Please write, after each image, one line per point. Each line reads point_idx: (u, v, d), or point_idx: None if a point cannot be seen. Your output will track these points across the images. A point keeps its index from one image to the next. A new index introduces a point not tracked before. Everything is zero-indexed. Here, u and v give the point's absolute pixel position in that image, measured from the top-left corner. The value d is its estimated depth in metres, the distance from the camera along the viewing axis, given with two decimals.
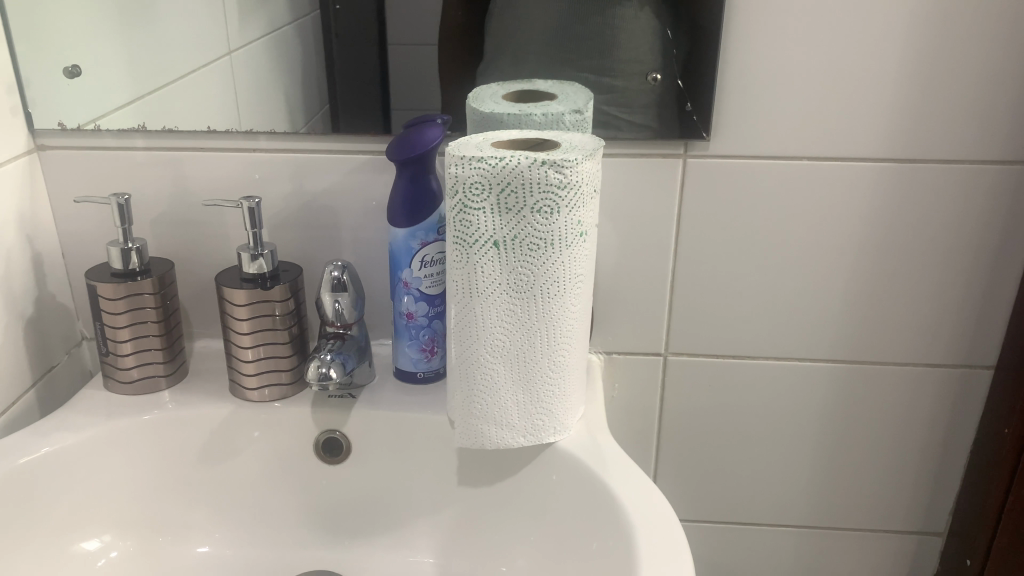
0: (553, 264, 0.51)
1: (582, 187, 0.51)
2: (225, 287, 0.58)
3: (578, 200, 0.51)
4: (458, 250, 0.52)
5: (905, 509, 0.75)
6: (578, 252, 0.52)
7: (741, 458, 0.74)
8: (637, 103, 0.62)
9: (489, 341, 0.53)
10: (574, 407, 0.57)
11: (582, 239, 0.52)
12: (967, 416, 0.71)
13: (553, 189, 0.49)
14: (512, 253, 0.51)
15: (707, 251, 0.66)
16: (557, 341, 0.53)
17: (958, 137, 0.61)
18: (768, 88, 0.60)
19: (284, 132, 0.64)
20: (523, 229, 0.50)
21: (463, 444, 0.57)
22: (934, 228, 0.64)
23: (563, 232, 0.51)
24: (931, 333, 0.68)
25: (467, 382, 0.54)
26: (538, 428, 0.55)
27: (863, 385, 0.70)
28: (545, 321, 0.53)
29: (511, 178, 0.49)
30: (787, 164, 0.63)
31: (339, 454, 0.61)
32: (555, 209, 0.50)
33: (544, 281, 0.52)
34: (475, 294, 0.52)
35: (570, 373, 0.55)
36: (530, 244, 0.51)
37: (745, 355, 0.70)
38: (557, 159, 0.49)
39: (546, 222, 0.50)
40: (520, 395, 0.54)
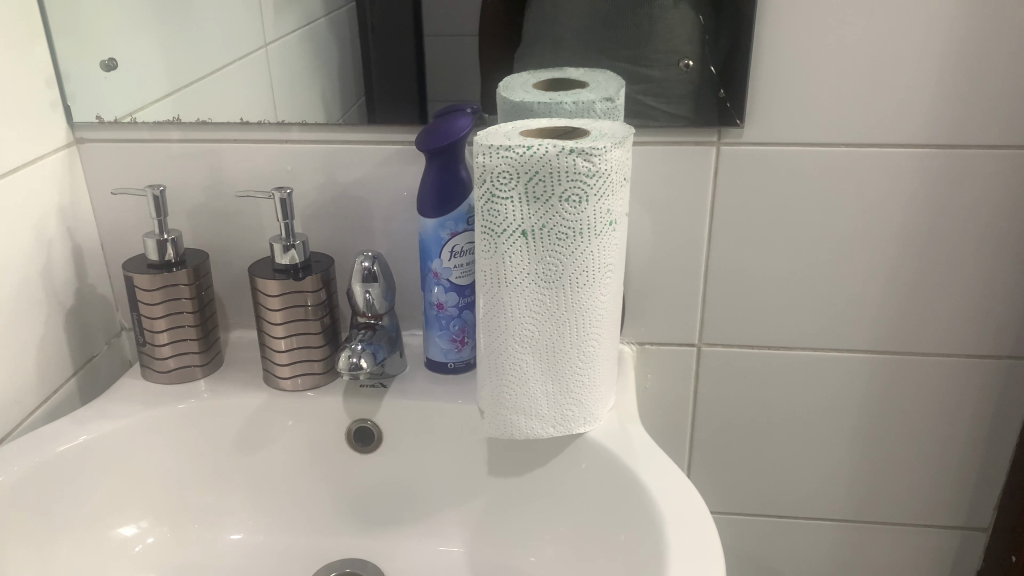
0: (582, 254, 0.51)
1: (611, 175, 0.50)
2: (257, 278, 0.59)
3: (606, 189, 0.50)
4: (485, 240, 0.52)
5: (946, 504, 0.74)
6: (607, 242, 0.52)
7: (776, 450, 0.73)
8: (667, 92, 0.61)
9: (518, 331, 0.53)
10: (603, 398, 0.56)
11: (611, 228, 0.52)
12: (1012, 408, 0.69)
13: (582, 177, 0.49)
14: (541, 243, 0.50)
15: (741, 240, 0.65)
16: (586, 331, 0.53)
17: (1003, 122, 0.59)
18: (804, 72, 0.59)
19: (315, 123, 0.64)
20: (551, 218, 0.50)
21: (492, 435, 0.56)
22: (978, 215, 0.62)
23: (592, 221, 0.50)
24: (974, 323, 0.66)
25: (496, 373, 0.54)
26: (567, 419, 0.55)
27: (902, 377, 0.69)
28: (574, 311, 0.52)
29: (539, 167, 0.49)
30: (823, 151, 0.61)
31: (371, 443, 0.61)
32: (584, 198, 0.49)
33: (573, 270, 0.51)
34: (503, 284, 0.52)
35: (599, 363, 0.55)
36: (559, 233, 0.50)
37: (781, 346, 0.69)
38: (585, 147, 0.48)
39: (575, 211, 0.50)
40: (548, 385, 0.54)
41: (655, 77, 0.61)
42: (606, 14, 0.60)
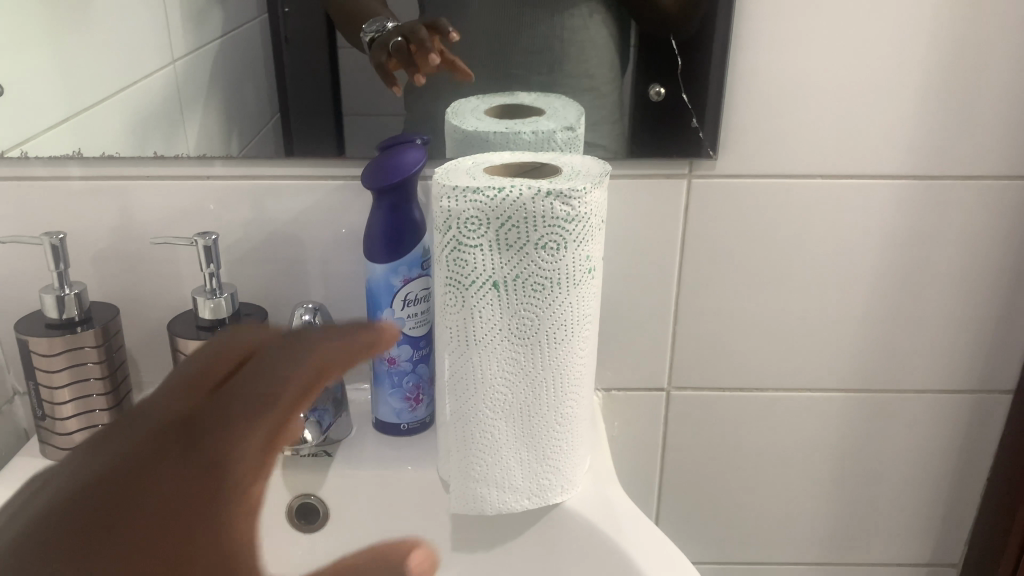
0: (560, 307, 0.45)
1: (590, 218, 0.44)
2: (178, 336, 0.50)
3: (585, 234, 0.44)
4: (451, 294, 0.46)
5: (916, 542, 0.71)
6: (585, 292, 0.46)
7: (746, 494, 0.70)
8: (633, 120, 0.56)
9: (488, 396, 0.47)
10: (579, 461, 0.51)
11: (590, 276, 0.46)
12: (984, 443, 0.67)
13: (560, 223, 0.43)
14: (514, 296, 0.44)
15: (712, 278, 0.61)
16: (564, 392, 0.47)
17: (981, 153, 0.57)
18: (778, 102, 0.55)
19: (236, 156, 0.57)
20: (526, 268, 0.44)
21: (459, 509, 0.50)
22: (954, 248, 0.60)
23: (570, 270, 0.45)
24: (948, 357, 0.64)
25: (463, 442, 0.48)
26: (543, 488, 0.49)
27: (873, 415, 0.66)
28: (551, 371, 0.46)
29: (513, 212, 0.43)
30: (798, 183, 0.58)
31: (316, 520, 0.54)
32: (562, 245, 0.44)
33: (549, 326, 0.45)
34: (471, 343, 0.46)
35: (576, 425, 0.49)
36: (534, 285, 0.44)
37: (751, 388, 0.65)
38: (563, 189, 0.43)
39: (552, 260, 0.44)
40: (522, 453, 0.48)
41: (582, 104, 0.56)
42: (568, 38, 0.55)
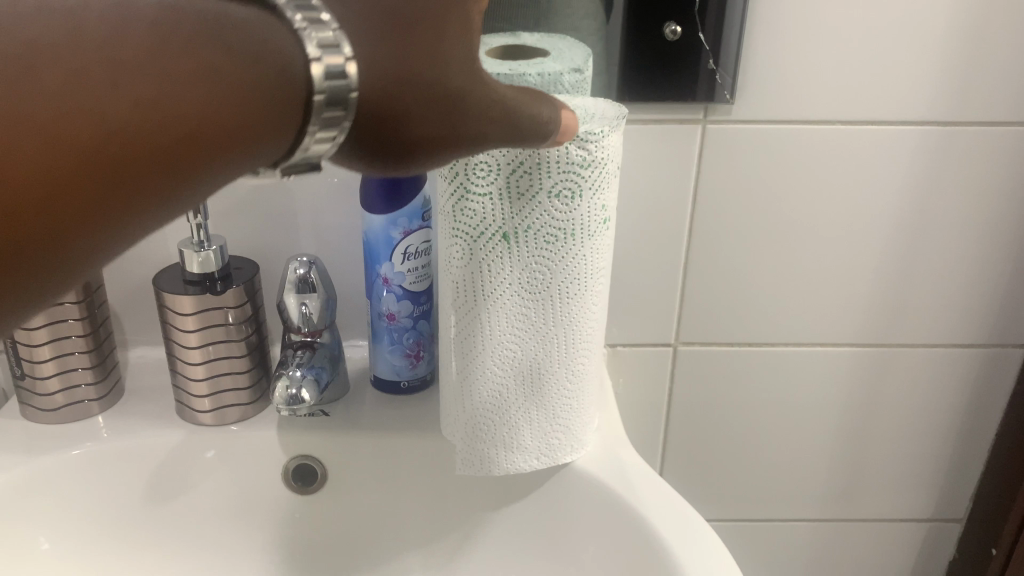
0: (574, 259, 0.42)
1: (607, 164, 0.41)
2: (166, 292, 0.48)
3: (602, 181, 0.41)
4: (458, 246, 0.43)
5: (922, 498, 0.71)
6: (598, 244, 0.43)
7: (752, 450, 0.68)
8: (649, 60, 0.52)
9: (497, 354, 0.44)
10: (589, 422, 0.49)
11: (605, 226, 0.43)
12: (996, 398, 0.66)
13: (575, 168, 0.40)
14: (525, 248, 0.42)
15: (725, 230, 0.58)
16: (576, 349, 0.45)
17: (1009, 98, 0.54)
18: (799, 44, 0.52)
19: None
20: (538, 218, 0.41)
21: (465, 470, 0.48)
22: (975, 198, 0.58)
23: (585, 220, 0.42)
24: (963, 311, 0.62)
25: (470, 400, 0.46)
26: (553, 448, 0.47)
27: (883, 371, 0.65)
28: (564, 326, 0.44)
29: (526, 158, 0.40)
30: (816, 129, 0.55)
31: (313, 483, 0.52)
32: (577, 193, 0.41)
33: (562, 280, 0.43)
34: (480, 297, 0.43)
35: (587, 383, 0.47)
36: (546, 236, 0.41)
37: (761, 343, 0.63)
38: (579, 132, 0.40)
39: (566, 209, 0.41)
40: (533, 413, 0.46)
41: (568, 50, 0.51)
42: None
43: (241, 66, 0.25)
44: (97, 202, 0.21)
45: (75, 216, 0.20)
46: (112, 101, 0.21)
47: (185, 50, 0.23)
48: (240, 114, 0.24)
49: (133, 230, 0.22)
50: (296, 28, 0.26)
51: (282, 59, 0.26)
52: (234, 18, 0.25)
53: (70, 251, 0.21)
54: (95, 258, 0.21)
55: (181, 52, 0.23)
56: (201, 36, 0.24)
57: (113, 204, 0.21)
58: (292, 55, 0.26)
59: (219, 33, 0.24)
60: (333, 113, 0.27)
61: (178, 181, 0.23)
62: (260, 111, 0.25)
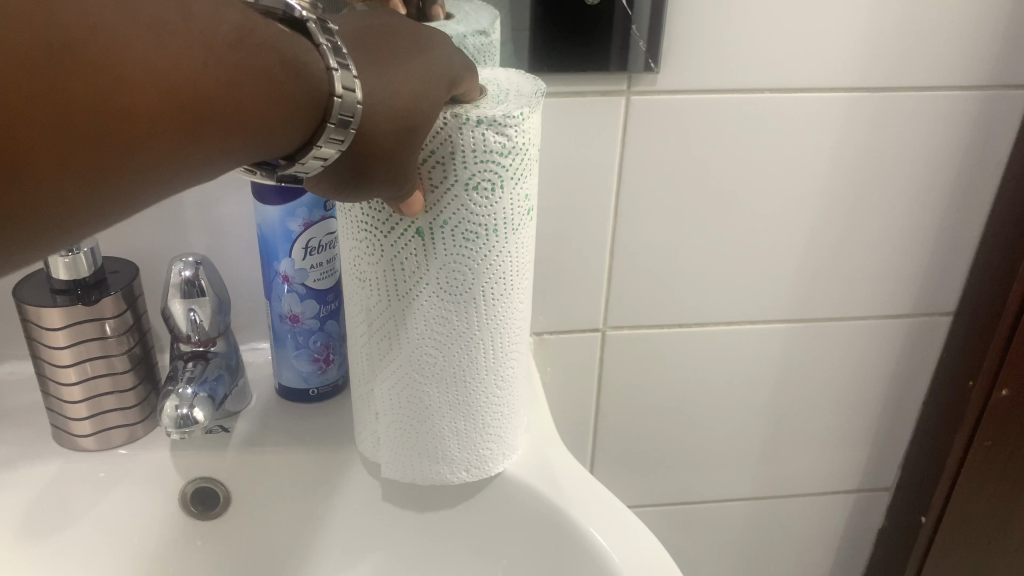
0: (498, 256, 0.38)
1: (529, 148, 0.36)
2: (28, 306, 0.42)
3: (523, 169, 0.37)
4: (371, 241, 0.37)
5: (854, 470, 0.70)
6: (520, 236, 0.38)
7: (685, 434, 0.66)
8: (568, 26, 0.48)
9: (416, 362, 0.39)
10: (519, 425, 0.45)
11: (528, 216, 0.39)
12: (924, 367, 0.65)
13: (494, 157, 0.35)
14: (444, 246, 0.36)
15: (653, 209, 0.55)
16: (503, 352, 0.41)
17: (936, 61, 0.53)
18: (729, 6, 0.49)
19: None
20: (456, 212, 0.36)
21: (387, 484, 0.44)
22: (903, 166, 0.56)
23: (508, 213, 0.37)
24: (892, 282, 0.61)
25: (391, 410, 0.41)
26: (482, 459, 0.43)
27: (815, 346, 0.63)
28: (489, 329, 0.39)
29: (438, 146, 0.34)
30: (744, 99, 0.52)
31: (215, 507, 0.47)
32: (499, 185, 0.36)
33: (486, 278, 0.38)
34: (396, 299, 0.38)
35: (516, 385, 0.43)
36: (467, 232, 0.36)
37: (692, 324, 0.61)
38: (498, 115, 0.34)
39: (487, 203, 0.36)
40: (459, 425, 0.41)
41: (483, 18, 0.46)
42: None
43: (296, 61, 0.28)
44: (146, 141, 0.24)
45: (128, 144, 0.23)
46: (180, 70, 0.24)
47: (258, 44, 0.27)
48: (281, 107, 0.28)
49: (165, 175, 0.25)
50: (329, 67, 0.29)
51: (317, 74, 0.29)
52: (288, 32, 0.29)
53: (135, 167, 0.24)
54: (128, 185, 0.24)
55: (249, 49, 0.27)
56: (267, 44, 0.27)
57: (170, 137, 0.24)
58: (322, 75, 0.29)
59: (279, 42, 0.28)
60: (335, 139, 0.30)
61: (212, 146, 0.26)
62: (296, 103, 0.28)
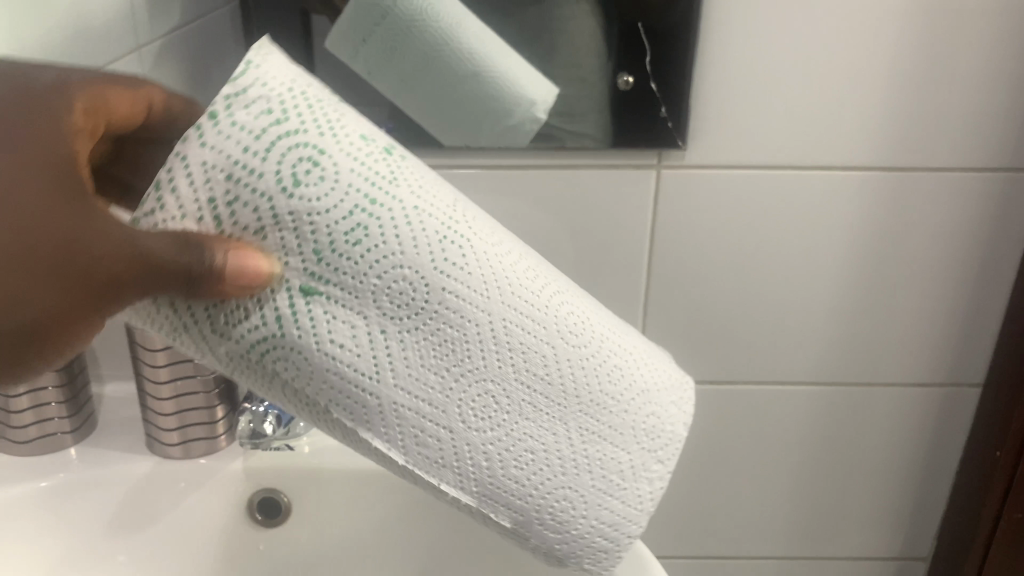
0: (409, 215, 0.32)
1: (309, 96, 0.32)
2: (136, 331, 0.50)
3: (335, 117, 0.32)
4: (277, 362, 0.33)
5: (889, 536, 0.72)
6: (410, 172, 0.33)
7: (717, 489, 0.69)
8: (612, 108, 0.55)
9: (467, 414, 0.34)
10: (645, 368, 0.37)
11: (391, 156, 0.33)
12: (954, 436, 0.67)
13: (280, 137, 0.31)
14: (364, 260, 0.31)
15: (683, 272, 0.60)
16: (540, 315, 0.34)
17: (952, 144, 0.57)
18: (750, 92, 0.55)
19: None
20: (318, 224, 0.31)
21: (601, 555, 0.37)
22: (924, 241, 0.60)
23: (364, 167, 0.32)
24: (918, 351, 0.64)
25: (514, 492, 0.35)
26: (635, 435, 0.36)
27: (845, 409, 0.66)
28: (498, 308, 0.33)
29: (214, 182, 0.31)
30: (766, 174, 0.57)
31: (277, 515, 0.54)
32: (318, 152, 0.31)
33: (425, 246, 0.32)
34: (376, 375, 0.33)
35: (595, 329, 0.36)
36: (358, 229, 0.31)
37: (721, 382, 0.65)
38: (220, 106, 0.31)
39: (325, 182, 0.31)
40: (588, 417, 0.35)
41: (573, 94, 0.55)
42: (557, 29, 0.53)
43: None
44: None
45: None
46: None
47: None
48: None
49: None
50: None
51: None
52: None
53: None
54: None
55: None
56: None
57: None
58: None
59: None
60: None
61: None
62: None
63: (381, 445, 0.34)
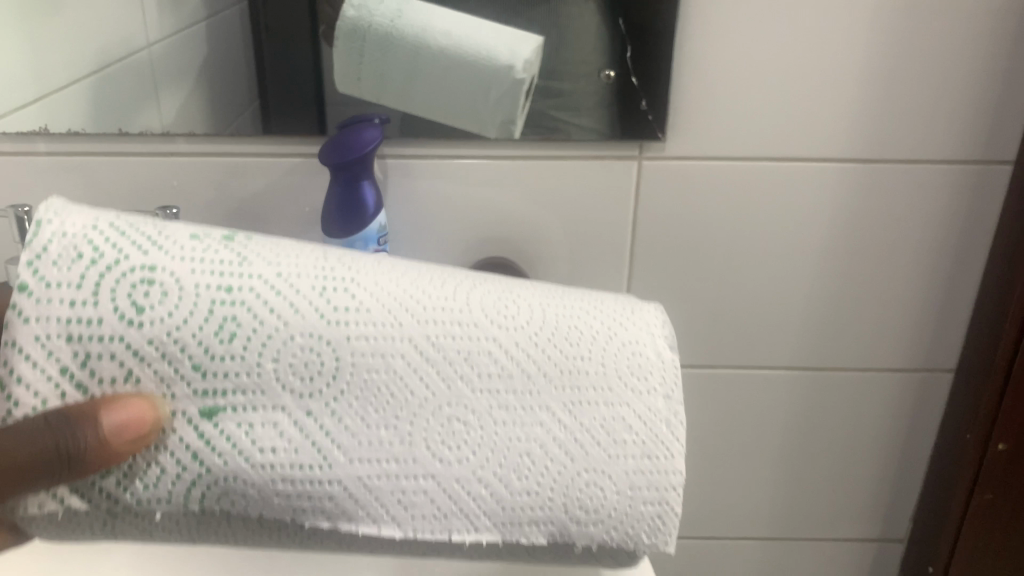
0: (275, 288, 0.36)
1: (126, 229, 0.36)
2: None
3: (155, 236, 0.37)
4: (221, 499, 0.35)
5: (867, 518, 0.74)
6: (260, 249, 0.38)
7: (699, 471, 0.72)
8: (614, 102, 0.57)
9: (440, 440, 0.36)
10: (598, 314, 0.40)
11: (225, 243, 0.38)
12: (928, 421, 0.70)
13: (117, 274, 0.35)
14: (252, 347, 0.35)
15: (664, 260, 0.63)
16: (459, 319, 0.37)
17: (922, 137, 0.59)
18: (726, 86, 0.57)
19: (221, 133, 0.58)
20: (185, 337, 0.34)
21: (652, 521, 0.37)
22: (898, 229, 0.62)
23: (207, 264, 0.36)
24: (893, 337, 0.66)
25: (528, 494, 0.36)
26: (621, 381, 0.38)
27: (821, 394, 0.69)
28: (413, 331, 0.36)
29: (72, 345, 0.34)
30: (744, 165, 0.60)
31: None
32: (156, 270, 0.35)
33: (310, 307, 0.36)
34: (326, 451, 0.35)
35: (522, 309, 0.39)
36: (229, 322, 0.35)
37: (702, 366, 0.67)
38: (31, 276, 0.34)
39: (173, 295, 0.35)
40: (568, 390, 0.37)
41: (582, 89, 0.57)
42: (563, 26, 0.56)
43: None
44: None
45: None
46: None
47: None
48: None
49: None
50: None
51: None
52: None
53: None
54: None
55: None
56: None
57: None
58: None
59: None
60: None
61: None
62: None
63: (376, 529, 0.36)
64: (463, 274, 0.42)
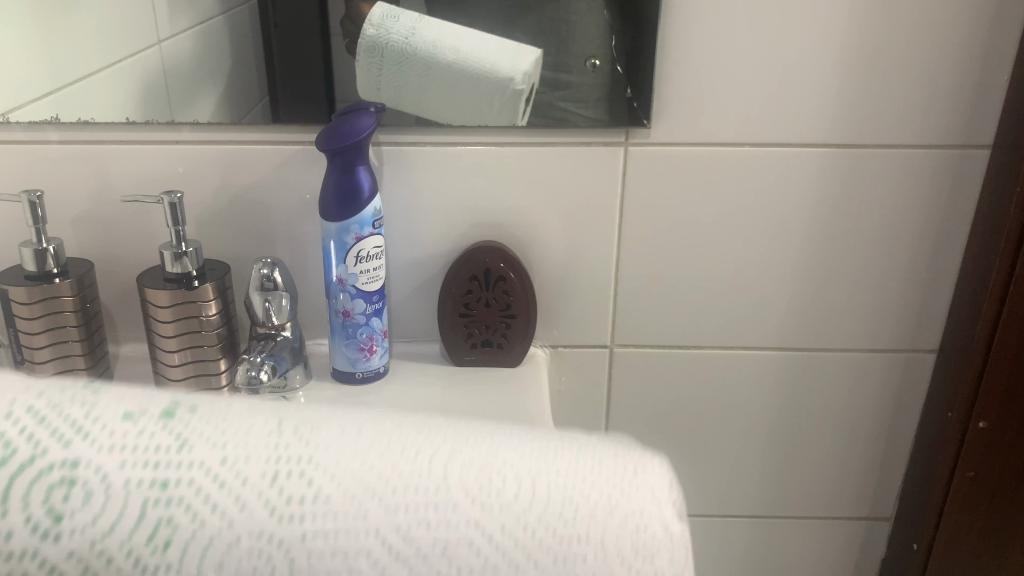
0: (204, 488, 0.29)
1: (29, 415, 0.30)
2: (147, 287, 0.56)
3: (78, 420, 0.30)
4: None
5: (853, 497, 0.76)
6: (210, 423, 0.31)
7: (689, 451, 0.74)
8: (618, 93, 0.59)
9: None
10: (580, 485, 0.30)
11: (152, 422, 0.31)
12: (912, 401, 0.71)
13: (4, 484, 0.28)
14: (190, 560, 0.28)
15: (651, 243, 0.65)
16: (454, 519, 0.29)
17: (901, 123, 0.61)
18: (708, 74, 0.59)
19: (235, 122, 0.60)
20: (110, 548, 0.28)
21: None
22: (879, 212, 0.64)
23: (130, 464, 0.29)
24: (877, 319, 0.68)
25: None
26: None
27: (806, 375, 0.71)
28: (379, 524, 0.29)
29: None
30: (727, 150, 0.62)
31: None
32: (76, 474, 0.29)
33: (248, 517, 0.29)
34: None
35: (554, 491, 0.30)
36: (163, 530, 0.28)
37: (690, 347, 0.69)
38: None
39: (94, 511, 0.28)
40: None
41: (586, 81, 0.59)
42: (572, 21, 0.58)
43: None
44: None
45: None
46: None
47: None
48: None
49: None
50: None
51: None
52: None
53: None
54: None
55: None
56: None
57: None
58: None
59: None
60: None
61: None
62: None
63: None
64: (435, 438, 0.32)
